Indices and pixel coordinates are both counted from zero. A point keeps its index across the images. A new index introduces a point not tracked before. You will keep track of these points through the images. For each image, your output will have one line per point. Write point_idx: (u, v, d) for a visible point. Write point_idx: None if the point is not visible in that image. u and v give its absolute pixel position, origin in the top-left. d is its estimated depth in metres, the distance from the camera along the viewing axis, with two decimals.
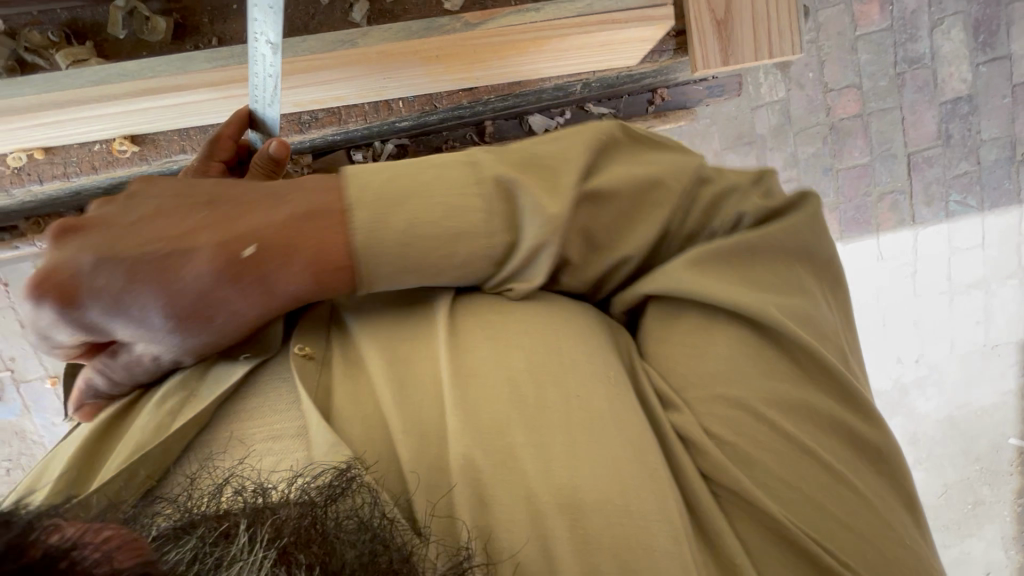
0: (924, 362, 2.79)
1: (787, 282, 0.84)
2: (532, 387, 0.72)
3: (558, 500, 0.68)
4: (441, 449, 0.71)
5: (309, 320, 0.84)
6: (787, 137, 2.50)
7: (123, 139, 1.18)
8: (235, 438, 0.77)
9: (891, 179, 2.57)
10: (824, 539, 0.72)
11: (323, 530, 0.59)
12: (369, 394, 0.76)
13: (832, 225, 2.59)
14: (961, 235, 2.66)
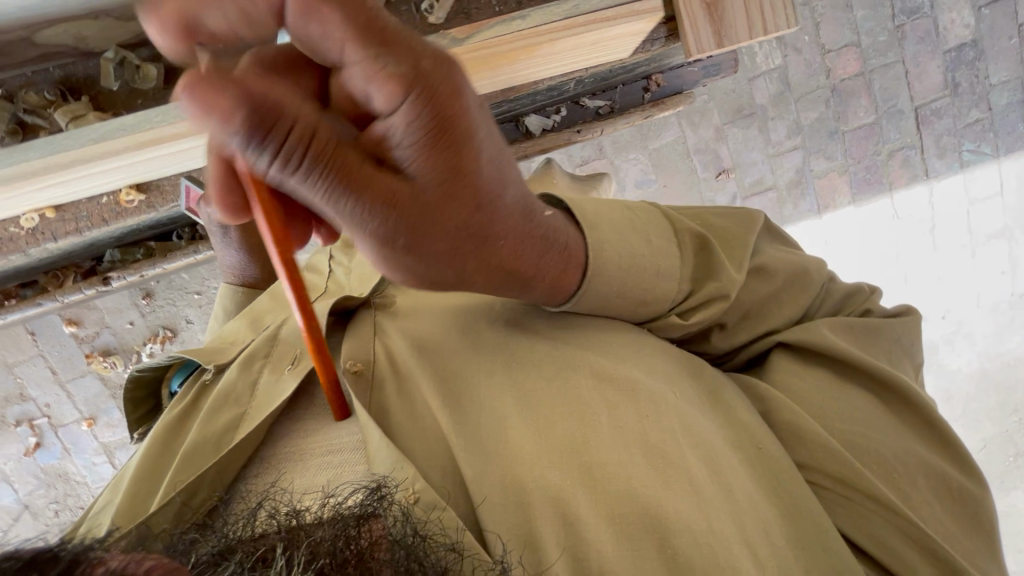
0: (951, 318, 2.74)
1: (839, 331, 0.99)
2: (606, 411, 0.88)
3: (632, 510, 0.81)
4: (517, 469, 0.84)
5: (355, 335, 1.03)
6: (788, 104, 2.45)
7: (128, 190, 1.24)
8: (291, 457, 0.90)
9: (900, 135, 2.51)
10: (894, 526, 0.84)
11: (358, 549, 0.67)
12: (436, 419, 0.90)
13: (843, 189, 2.54)
14: (979, 184, 2.58)
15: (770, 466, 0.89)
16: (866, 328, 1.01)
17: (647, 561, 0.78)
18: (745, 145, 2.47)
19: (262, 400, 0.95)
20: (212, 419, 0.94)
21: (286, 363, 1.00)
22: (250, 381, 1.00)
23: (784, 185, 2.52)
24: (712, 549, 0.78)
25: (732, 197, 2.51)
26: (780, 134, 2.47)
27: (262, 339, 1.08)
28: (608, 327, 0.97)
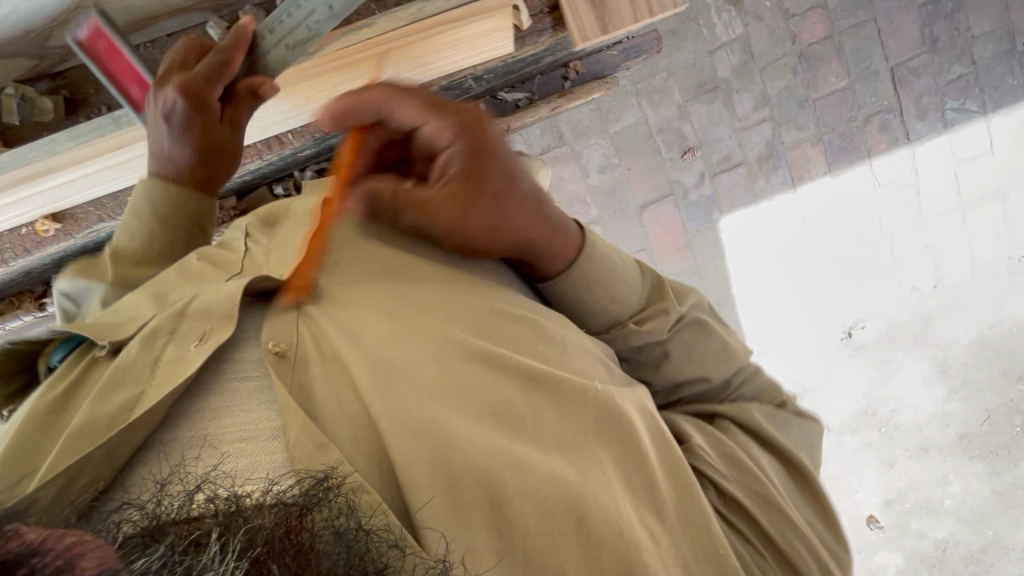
0: (943, 286, 2.62)
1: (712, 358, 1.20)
2: (529, 403, 0.90)
3: (564, 502, 0.84)
4: (434, 451, 0.82)
5: (276, 319, 0.91)
6: (753, 75, 2.35)
7: (44, 219, 1.32)
8: (202, 438, 0.80)
9: (876, 98, 2.39)
10: (765, 522, 0.99)
11: (298, 537, 0.63)
12: (352, 393, 0.84)
13: (818, 158, 2.44)
14: (965, 144, 2.46)
15: (671, 458, 0.98)
16: (785, 421, 1.20)
17: (564, 543, 0.82)
18: (710, 121, 2.38)
19: (164, 380, 0.82)
20: (105, 398, 0.81)
21: (193, 340, 0.86)
22: (150, 361, 0.85)
23: (754, 160, 2.43)
24: (620, 529, 0.84)
25: (699, 175, 2.43)
26: (746, 107, 2.38)
27: (168, 313, 0.90)
28: (521, 323, 1.01)
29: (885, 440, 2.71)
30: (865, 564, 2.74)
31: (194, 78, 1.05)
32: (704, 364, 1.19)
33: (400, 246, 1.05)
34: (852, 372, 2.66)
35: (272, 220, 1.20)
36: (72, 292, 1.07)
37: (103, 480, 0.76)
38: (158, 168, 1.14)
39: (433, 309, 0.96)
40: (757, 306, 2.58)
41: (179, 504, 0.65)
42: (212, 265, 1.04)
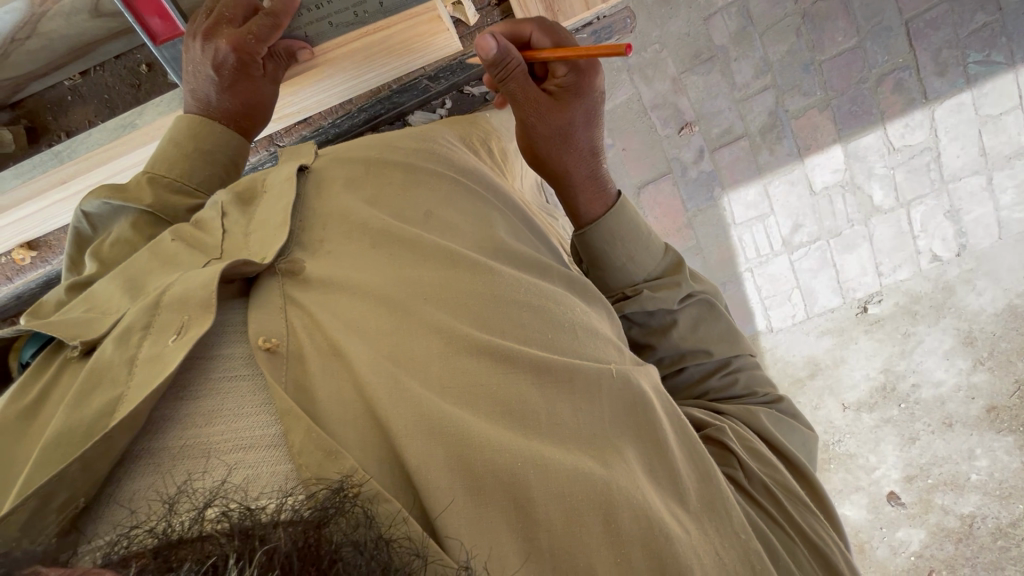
0: (969, 252, 2.43)
1: (702, 327, 1.16)
2: (555, 393, 0.77)
3: (596, 501, 0.70)
4: (454, 448, 0.68)
5: (262, 307, 0.76)
6: (752, 41, 2.21)
7: (20, 250, 1.44)
8: (190, 447, 0.64)
9: (889, 56, 2.23)
10: (767, 506, 0.92)
11: (320, 555, 0.50)
12: (354, 390, 0.70)
13: (826, 125, 2.30)
14: (990, 99, 2.28)
15: (689, 444, 0.86)
16: (785, 424, 1.14)
17: (592, 541, 0.69)
18: (707, 92, 2.25)
19: (147, 379, 0.65)
20: (79, 402, 0.64)
21: (171, 334, 0.68)
22: (128, 359, 0.67)
23: (756, 131, 2.30)
24: (652, 524, 0.72)
25: (698, 151, 2.32)
26: (746, 76, 2.24)
27: (140, 305, 0.72)
28: (527, 308, 0.84)
29: (905, 416, 2.50)
30: (885, 543, 2.50)
31: (242, 37, 0.98)
32: (707, 341, 1.16)
33: (399, 224, 0.88)
34: (867, 347, 2.49)
35: (249, 197, 0.93)
36: (93, 215, 0.98)
37: (81, 497, 0.59)
38: (195, 104, 1.07)
39: (440, 282, 0.82)
40: (761, 287, 2.48)
41: (185, 524, 0.52)
42: (187, 245, 0.85)
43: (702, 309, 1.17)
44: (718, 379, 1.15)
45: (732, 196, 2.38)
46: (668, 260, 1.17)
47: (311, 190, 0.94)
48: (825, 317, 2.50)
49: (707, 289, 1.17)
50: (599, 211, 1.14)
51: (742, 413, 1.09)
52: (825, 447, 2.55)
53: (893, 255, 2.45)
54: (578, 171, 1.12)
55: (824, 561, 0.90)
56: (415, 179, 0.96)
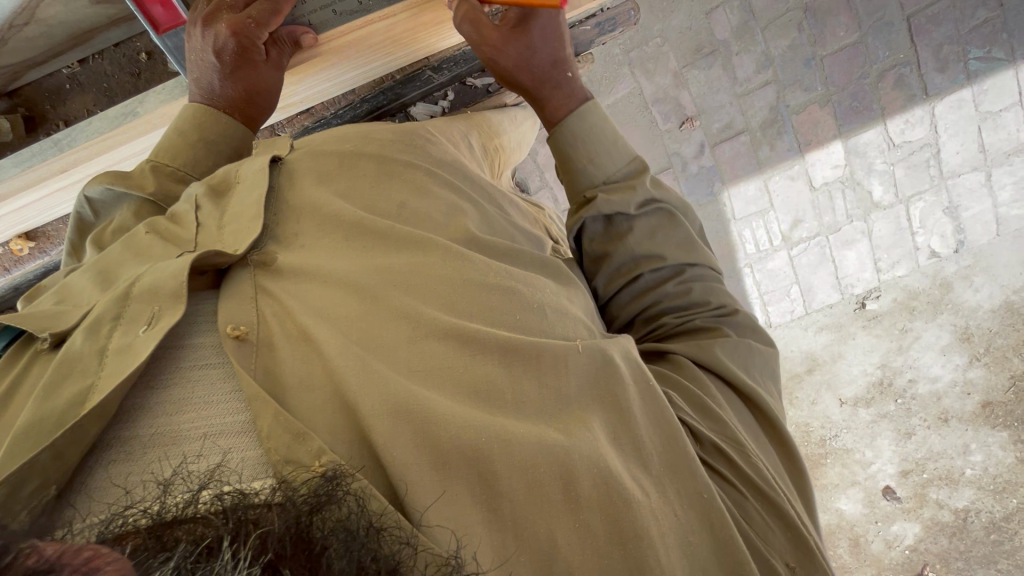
0: (967, 249, 2.43)
1: (661, 236, 1.06)
2: (532, 375, 0.74)
3: (567, 483, 0.68)
4: (424, 428, 0.66)
5: (233, 298, 0.73)
6: (754, 36, 2.20)
7: (18, 240, 1.42)
8: (163, 434, 0.62)
9: (890, 51, 2.23)
10: (733, 465, 0.81)
11: (311, 540, 0.49)
12: (323, 376, 0.68)
13: (827, 120, 2.30)
14: (990, 95, 2.29)
15: (655, 408, 0.79)
16: (745, 349, 1.00)
17: (557, 519, 0.66)
18: (709, 86, 2.24)
19: (117, 369, 0.62)
20: (49, 393, 0.61)
21: (142, 324, 0.66)
22: (98, 350, 0.64)
23: (757, 127, 2.30)
24: (612, 489, 0.69)
25: (698, 146, 2.31)
26: (748, 70, 2.23)
27: (111, 296, 0.69)
28: (496, 288, 0.81)
29: (901, 411, 2.51)
30: (880, 537, 2.52)
31: (244, 21, 0.97)
32: (663, 247, 1.06)
33: (371, 217, 0.85)
34: (864, 343, 2.50)
35: (223, 188, 0.88)
36: (97, 201, 0.97)
37: (54, 485, 0.57)
38: (198, 92, 1.05)
39: (416, 267, 0.79)
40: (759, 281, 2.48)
41: (169, 508, 0.51)
42: (163, 236, 0.81)
43: (660, 218, 1.07)
44: (672, 286, 1.05)
45: (733, 191, 2.38)
46: (629, 169, 1.08)
47: (283, 183, 0.90)
48: (823, 313, 2.51)
49: (668, 198, 1.08)
50: (565, 115, 1.07)
51: (692, 350, 0.96)
52: (822, 442, 2.57)
53: (892, 251, 2.45)
54: (546, 78, 1.06)
55: (783, 516, 0.79)
56: (389, 168, 0.92)
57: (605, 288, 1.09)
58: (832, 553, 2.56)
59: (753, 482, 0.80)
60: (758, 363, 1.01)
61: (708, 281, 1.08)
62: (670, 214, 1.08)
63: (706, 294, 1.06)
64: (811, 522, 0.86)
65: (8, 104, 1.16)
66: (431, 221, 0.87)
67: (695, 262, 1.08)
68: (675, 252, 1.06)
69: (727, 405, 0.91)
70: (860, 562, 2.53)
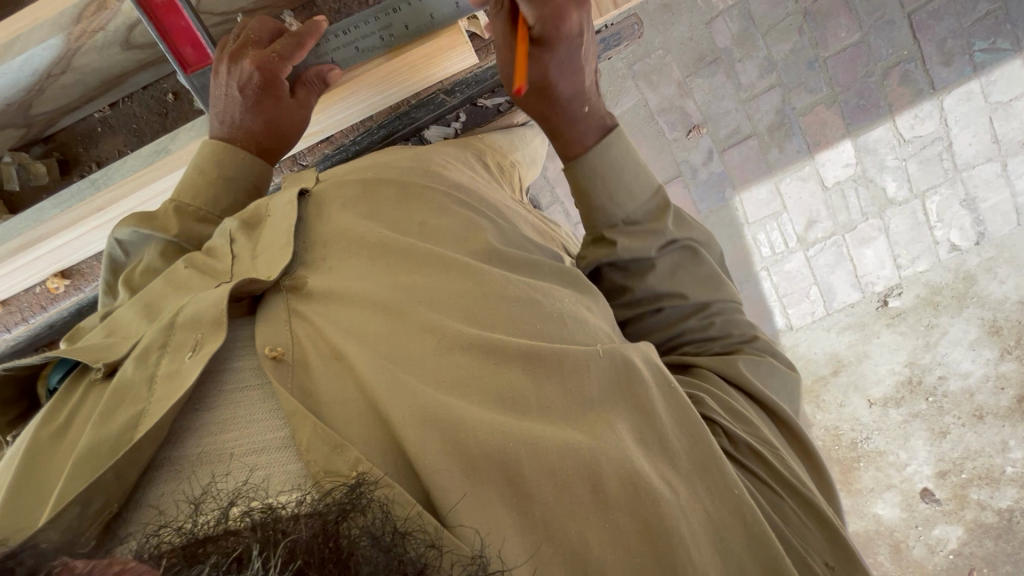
0: (988, 240, 2.40)
1: (683, 274, 1.04)
2: (553, 382, 0.75)
3: (590, 485, 0.67)
4: (455, 438, 0.66)
5: (268, 320, 0.76)
6: (755, 42, 2.23)
7: (54, 279, 1.47)
8: (207, 451, 0.63)
9: (893, 48, 2.25)
10: (766, 461, 0.82)
11: (339, 546, 0.49)
12: (357, 393, 0.69)
13: (835, 119, 2.31)
14: (999, 85, 2.28)
15: (682, 412, 0.78)
16: (766, 369, 1.00)
17: (583, 515, 0.66)
18: (713, 95, 2.27)
19: (166, 395, 0.64)
20: (105, 419, 0.63)
21: (188, 351, 0.68)
22: (148, 378, 0.67)
23: (764, 130, 2.31)
24: (638, 490, 0.68)
25: (707, 152, 2.32)
26: (751, 76, 2.26)
27: (159, 326, 0.72)
28: (516, 298, 0.82)
29: (933, 410, 2.45)
30: (922, 541, 2.44)
31: (267, 55, 1.01)
32: (685, 285, 1.04)
33: (396, 237, 0.87)
34: (890, 341, 2.45)
35: (257, 220, 0.92)
36: (125, 241, 0.99)
37: (113, 506, 0.58)
38: (218, 125, 1.06)
39: (436, 281, 0.81)
40: (778, 284, 2.45)
41: (209, 521, 0.52)
42: (203, 270, 0.84)
43: (682, 255, 1.04)
44: (694, 320, 1.03)
45: (744, 196, 2.38)
46: (652, 204, 1.03)
47: (312, 213, 0.93)
48: (845, 313, 2.47)
49: (692, 236, 1.05)
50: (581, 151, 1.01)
51: (715, 364, 0.96)
52: (853, 445, 2.50)
53: (911, 247, 2.42)
54: (560, 111, 0.99)
55: (816, 512, 0.80)
56: (414, 193, 0.95)
57: (621, 313, 1.08)
58: (873, 561, 2.48)
59: (784, 478, 0.81)
60: (777, 385, 1.01)
61: (731, 307, 1.06)
62: (692, 254, 1.05)
63: (728, 318, 1.05)
64: (836, 514, 0.88)
65: (43, 151, 1.22)
66: (455, 238, 0.89)
67: (716, 289, 1.06)
68: (698, 283, 1.05)
69: (754, 413, 0.92)
70: (902, 569, 2.45)
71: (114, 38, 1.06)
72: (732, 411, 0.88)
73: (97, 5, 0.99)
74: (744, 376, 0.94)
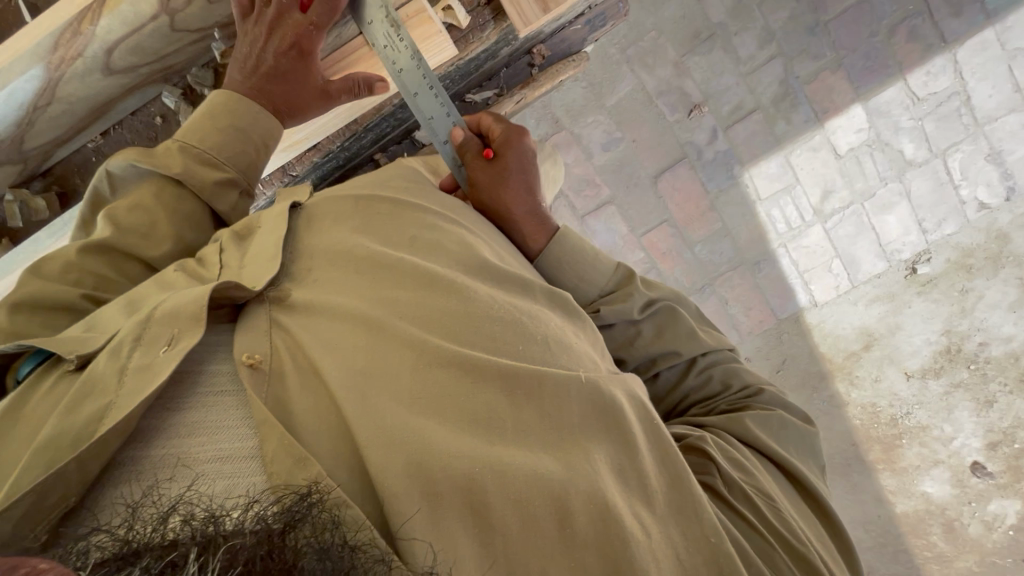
0: (1021, 195, 2.27)
1: (671, 335, 1.09)
2: (530, 409, 0.73)
3: (557, 518, 0.67)
4: (425, 465, 0.65)
5: (247, 328, 0.74)
6: (750, 12, 2.17)
7: None
8: (173, 455, 0.62)
9: (898, 5, 2.17)
10: (761, 515, 0.84)
11: (283, 557, 0.46)
12: (331, 407, 0.68)
13: (842, 84, 2.23)
14: (1016, 32, 2.17)
15: (660, 449, 0.80)
16: (777, 424, 1.02)
17: (545, 547, 0.66)
18: (711, 71, 2.21)
19: (136, 388, 0.63)
20: (71, 409, 0.62)
21: (162, 344, 0.67)
22: (119, 369, 0.65)
23: (769, 103, 2.24)
24: (607, 524, 0.68)
25: (711, 131, 2.26)
26: (750, 48, 2.20)
27: (136, 319, 0.70)
28: (499, 318, 0.80)
29: (977, 378, 2.32)
30: (977, 519, 2.31)
31: (304, 28, 0.96)
32: (676, 342, 1.08)
33: (385, 252, 0.85)
34: (923, 310, 2.32)
35: (246, 233, 0.91)
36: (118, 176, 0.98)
37: (73, 496, 0.58)
38: (236, 78, 1.02)
39: (416, 296, 0.80)
40: (797, 259, 2.37)
41: (154, 521, 0.50)
42: (189, 275, 0.83)
43: (663, 316, 1.09)
44: (692, 379, 1.10)
45: (752, 171, 2.30)
46: (619, 274, 1.11)
47: (301, 227, 0.92)
48: (872, 284, 2.36)
49: (665, 294, 1.11)
50: (546, 240, 1.12)
51: (720, 421, 1.00)
52: (893, 421, 2.37)
53: (937, 209, 2.31)
54: (518, 208, 1.11)
55: (812, 570, 0.81)
56: (403, 210, 0.93)
57: None
58: (924, 542, 2.34)
59: (780, 534, 0.83)
60: (791, 437, 1.03)
61: (726, 365, 1.11)
62: (672, 311, 1.10)
63: (724, 375, 1.09)
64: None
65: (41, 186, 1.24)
66: (442, 254, 0.87)
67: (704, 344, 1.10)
68: (687, 338, 1.09)
69: (761, 469, 0.94)
70: (958, 550, 2.32)
71: (95, 64, 1.00)
72: (738, 465, 0.91)
73: (72, 31, 0.94)
74: (748, 431, 0.98)
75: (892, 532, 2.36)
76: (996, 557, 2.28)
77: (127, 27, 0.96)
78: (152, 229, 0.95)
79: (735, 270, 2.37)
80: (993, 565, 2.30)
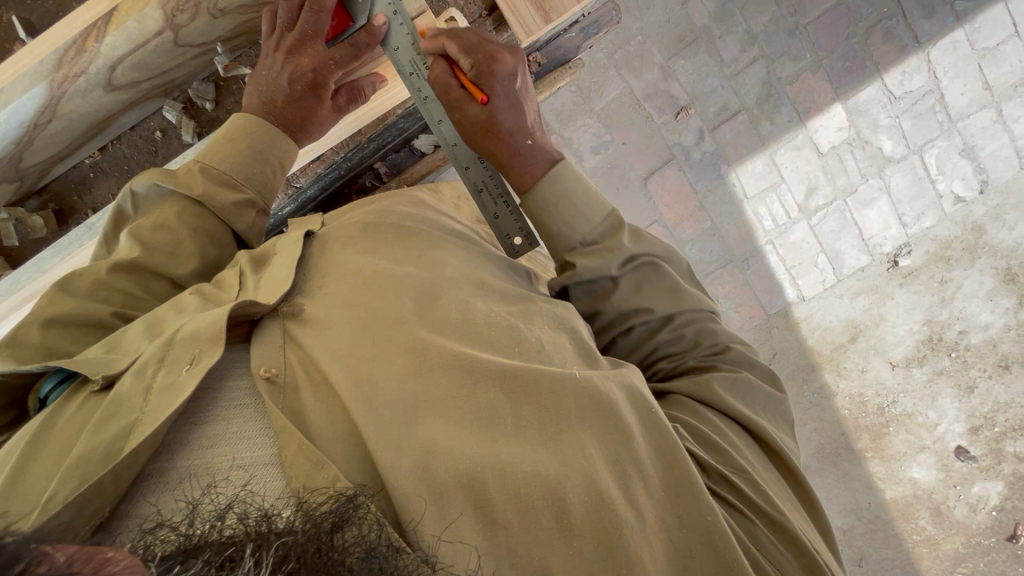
0: (992, 188, 2.36)
1: (649, 291, 1.03)
2: (528, 406, 0.75)
3: (555, 513, 0.69)
4: (433, 464, 0.67)
5: (263, 346, 0.75)
6: (733, 17, 2.24)
7: None
8: (198, 466, 0.63)
9: (872, 8, 2.26)
10: (746, 493, 0.83)
11: (330, 556, 0.49)
12: (346, 415, 0.70)
13: (822, 84, 2.30)
14: (983, 32, 2.27)
15: (659, 435, 0.80)
16: (744, 385, 0.98)
17: (546, 539, 0.67)
18: (697, 74, 2.26)
19: (164, 404, 0.64)
20: (99, 429, 0.63)
21: (185, 363, 0.68)
22: (145, 388, 0.66)
23: (753, 104, 2.30)
24: (603, 517, 0.70)
25: (698, 133, 2.31)
26: (734, 51, 2.26)
27: (160, 342, 0.71)
28: (496, 324, 0.82)
29: (958, 365, 2.41)
30: (962, 501, 2.40)
31: (324, 60, 1.00)
32: (652, 298, 1.03)
33: (388, 267, 0.86)
34: (905, 301, 2.40)
35: (263, 258, 0.92)
36: (140, 194, 0.98)
37: (106, 507, 0.59)
38: (255, 104, 1.04)
39: (419, 302, 0.82)
40: (784, 256, 2.42)
41: (200, 519, 0.51)
42: (205, 295, 0.84)
43: (644, 270, 1.03)
44: (667, 334, 1.03)
45: (740, 170, 2.35)
46: (607, 224, 1.03)
47: (316, 252, 0.92)
48: (855, 277, 2.43)
49: (652, 250, 1.05)
50: (532, 182, 1.02)
51: (689, 387, 0.97)
52: (880, 410, 2.44)
53: (915, 203, 2.39)
54: (506, 146, 1.01)
55: (792, 539, 0.81)
56: (408, 231, 0.95)
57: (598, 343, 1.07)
58: (914, 526, 2.42)
59: (763, 509, 0.82)
60: (759, 398, 1.00)
61: (699, 319, 1.05)
62: (653, 269, 1.04)
63: (698, 330, 1.04)
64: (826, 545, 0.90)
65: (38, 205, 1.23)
66: (449, 268, 0.89)
67: (680, 301, 1.04)
68: (666, 296, 1.03)
69: (735, 437, 0.92)
70: (945, 531, 2.40)
71: (97, 81, 1.00)
72: (709, 442, 0.88)
73: (77, 49, 0.91)
74: (719, 400, 0.94)
75: (883, 518, 2.43)
76: (981, 538, 2.39)
77: (131, 43, 0.95)
78: (177, 247, 0.94)
79: (724, 267, 2.42)
80: (979, 544, 2.38)
